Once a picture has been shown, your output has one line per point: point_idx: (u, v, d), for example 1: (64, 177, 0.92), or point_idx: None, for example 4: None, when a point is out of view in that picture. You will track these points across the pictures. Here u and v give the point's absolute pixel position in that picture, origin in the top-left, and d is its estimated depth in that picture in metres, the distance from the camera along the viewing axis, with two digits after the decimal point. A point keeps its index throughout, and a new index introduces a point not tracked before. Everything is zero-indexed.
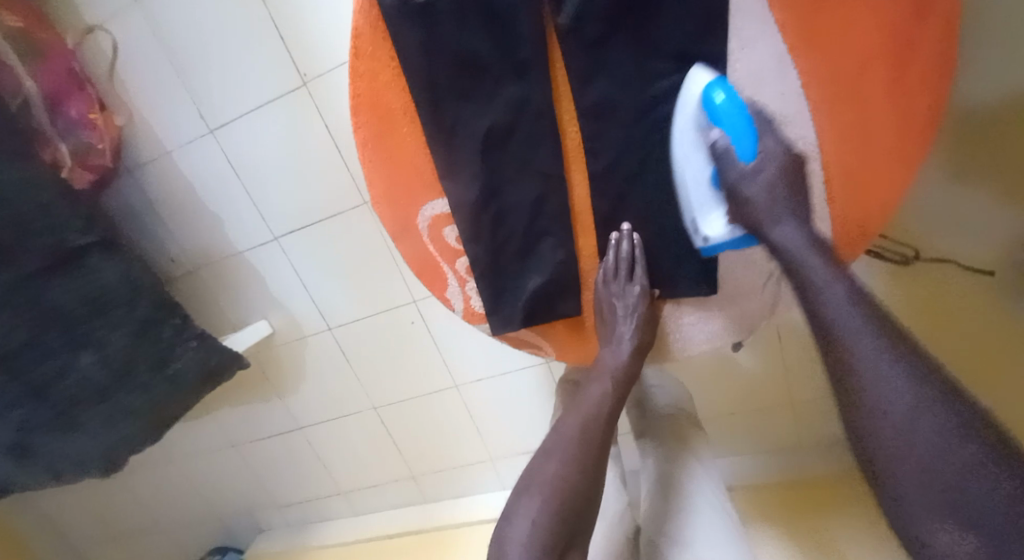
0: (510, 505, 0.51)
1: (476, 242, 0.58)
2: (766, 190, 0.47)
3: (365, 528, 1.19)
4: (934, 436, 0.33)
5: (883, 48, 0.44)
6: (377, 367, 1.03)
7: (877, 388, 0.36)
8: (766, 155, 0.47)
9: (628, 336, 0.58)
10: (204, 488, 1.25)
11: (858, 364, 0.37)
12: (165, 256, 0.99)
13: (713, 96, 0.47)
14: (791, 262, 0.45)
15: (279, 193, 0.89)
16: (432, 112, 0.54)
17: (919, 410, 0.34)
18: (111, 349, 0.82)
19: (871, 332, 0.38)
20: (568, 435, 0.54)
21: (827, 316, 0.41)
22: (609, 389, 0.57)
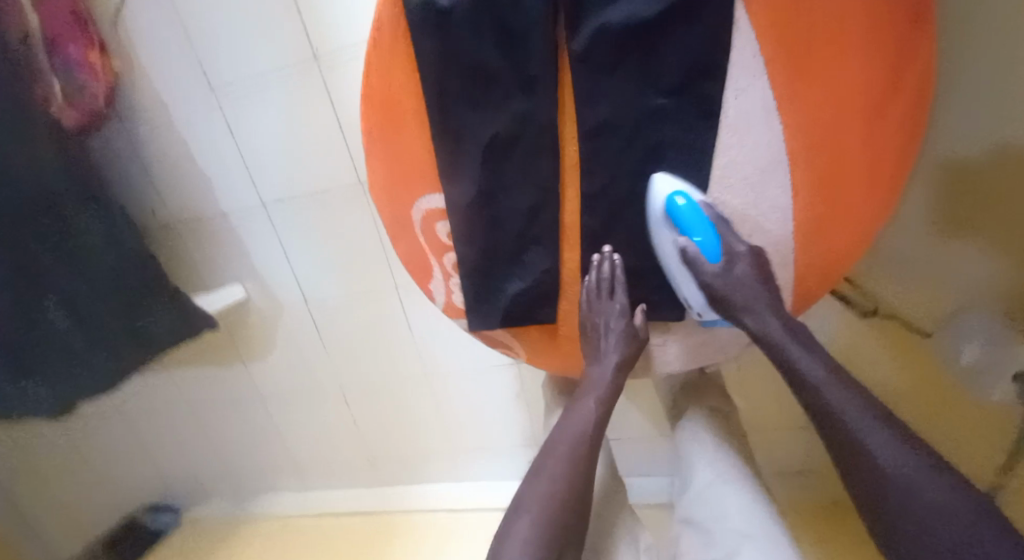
0: (507, 519, 0.57)
1: (466, 241, 0.61)
2: (744, 275, 0.55)
3: (315, 506, 1.20)
4: (903, 460, 0.45)
5: (858, 107, 0.49)
6: (349, 349, 1.04)
7: (862, 432, 0.47)
8: (732, 253, 0.55)
9: (611, 357, 0.64)
10: (152, 451, 1.23)
11: (839, 415, 0.48)
12: (147, 209, 0.97)
13: (677, 201, 0.54)
14: (769, 336, 0.55)
15: (274, 165, 0.89)
16: (439, 113, 0.56)
17: (888, 442, 0.46)
18: (79, 300, 0.81)
19: (843, 386, 0.50)
20: (562, 446, 0.62)
21: (809, 385, 0.52)
22: (596, 405, 0.65)
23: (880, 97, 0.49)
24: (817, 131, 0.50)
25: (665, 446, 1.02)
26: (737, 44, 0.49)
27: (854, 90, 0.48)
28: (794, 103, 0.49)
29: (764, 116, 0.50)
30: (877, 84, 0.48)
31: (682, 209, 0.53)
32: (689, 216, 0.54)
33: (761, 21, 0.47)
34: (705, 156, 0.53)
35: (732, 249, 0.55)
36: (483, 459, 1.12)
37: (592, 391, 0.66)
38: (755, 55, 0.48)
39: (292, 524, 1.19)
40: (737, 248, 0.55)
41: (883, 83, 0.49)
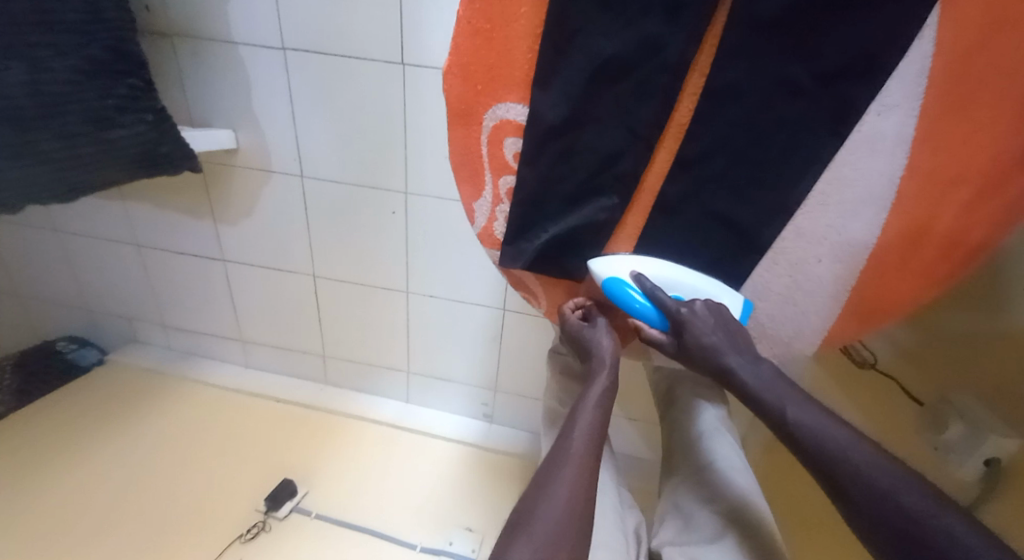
0: (501, 545, 0.44)
1: (535, 163, 0.54)
2: (703, 337, 0.51)
3: (250, 384, 1.14)
4: (902, 486, 0.39)
5: (997, 116, 0.44)
6: (333, 238, 0.95)
7: (848, 456, 0.41)
8: (677, 319, 0.52)
9: (603, 365, 0.57)
10: (85, 276, 1.11)
11: (806, 428, 0.44)
12: (141, 3, 0.81)
13: (618, 286, 0.54)
14: (751, 389, 0.49)
15: (312, 6, 0.76)
16: (557, 9, 0.47)
17: (869, 455, 0.41)
18: (48, 71, 0.65)
19: (805, 404, 0.47)
20: (568, 464, 0.49)
21: (779, 408, 0.47)
22: (599, 407, 0.54)
23: (1006, 165, 0.45)
24: (919, 199, 0.48)
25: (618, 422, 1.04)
26: (906, 55, 0.44)
27: (975, 159, 0.46)
28: (925, 149, 0.47)
29: (892, 147, 0.47)
30: (1006, 149, 0.45)
31: (626, 297, 0.54)
32: (631, 297, 0.54)
33: (948, 41, 0.43)
34: (820, 165, 0.49)
35: (672, 315, 0.53)
36: (437, 389, 1.09)
37: (596, 393, 0.55)
38: (918, 75, 0.45)
39: (220, 395, 1.12)
40: (677, 312, 0.52)
41: (1010, 150, 0.45)
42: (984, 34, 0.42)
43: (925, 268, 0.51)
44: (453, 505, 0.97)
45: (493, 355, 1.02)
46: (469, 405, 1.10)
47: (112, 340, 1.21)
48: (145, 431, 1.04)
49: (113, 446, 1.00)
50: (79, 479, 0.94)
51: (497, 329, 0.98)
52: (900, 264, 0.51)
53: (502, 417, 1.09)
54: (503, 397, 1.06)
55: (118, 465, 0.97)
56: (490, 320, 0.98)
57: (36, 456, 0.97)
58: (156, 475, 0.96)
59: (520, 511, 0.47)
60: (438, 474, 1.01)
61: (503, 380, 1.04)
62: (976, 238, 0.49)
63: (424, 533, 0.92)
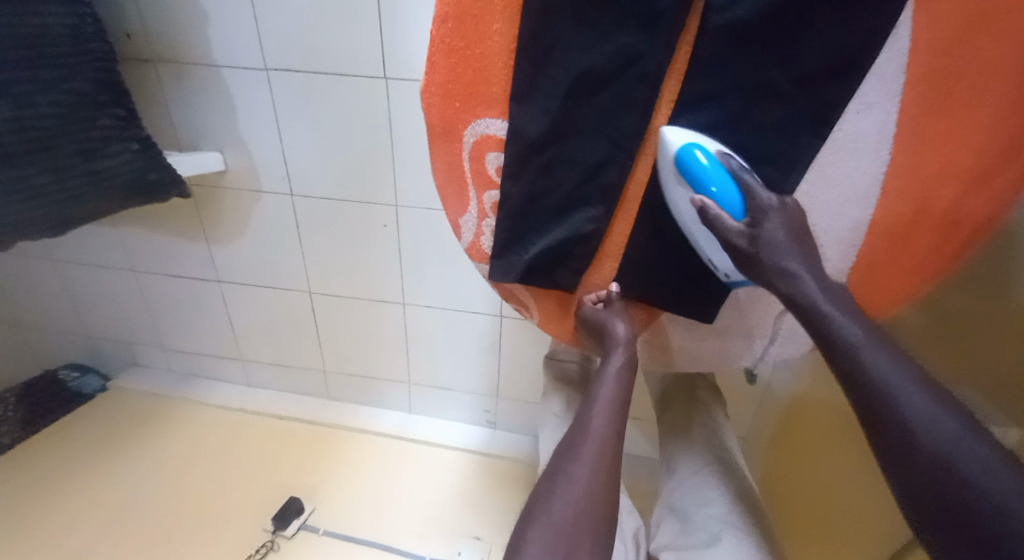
0: (517, 536, 0.44)
1: (517, 177, 0.54)
2: (779, 233, 0.45)
3: (253, 402, 1.14)
4: (937, 421, 0.35)
5: (977, 113, 0.44)
6: (327, 254, 0.95)
7: (890, 381, 0.38)
8: (758, 207, 0.47)
9: (619, 341, 0.56)
10: (84, 304, 1.12)
11: (871, 373, 0.38)
12: (123, 31, 0.81)
13: (694, 155, 0.47)
14: (802, 299, 0.44)
15: (290, 25, 0.76)
16: (531, 24, 0.47)
17: (931, 408, 0.36)
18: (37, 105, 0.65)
19: (877, 343, 0.40)
20: (584, 444, 0.48)
21: (824, 319, 0.42)
22: (616, 393, 0.53)
23: (992, 159, 0.44)
24: (908, 190, 0.47)
25: None
26: (882, 53, 0.44)
27: (959, 156, 0.45)
28: (909, 143, 0.46)
29: (875, 144, 0.47)
30: (991, 143, 0.44)
31: (703, 163, 0.46)
32: (711, 166, 0.46)
33: (924, 41, 0.43)
34: (804, 166, 0.48)
35: (756, 199, 0.47)
36: (438, 398, 1.09)
37: (612, 371, 0.55)
38: (897, 72, 0.44)
39: (223, 415, 1.13)
40: (764, 199, 0.47)
41: (993, 144, 0.44)
42: (954, 34, 0.42)
43: (920, 256, 0.50)
44: (460, 513, 0.97)
45: (492, 362, 1.02)
46: (471, 412, 1.10)
47: (114, 366, 1.22)
48: (150, 455, 1.04)
49: (121, 472, 1.01)
50: (89, 507, 0.95)
51: (494, 336, 0.98)
52: (891, 264, 0.51)
53: (505, 423, 1.09)
54: (505, 403, 1.06)
55: (126, 490, 0.98)
56: (486, 327, 0.97)
57: (46, 484, 0.98)
58: (165, 498, 0.97)
59: (534, 498, 0.47)
60: (445, 484, 1.01)
61: (503, 386, 1.04)
62: (970, 221, 0.48)
63: (432, 544, 0.92)
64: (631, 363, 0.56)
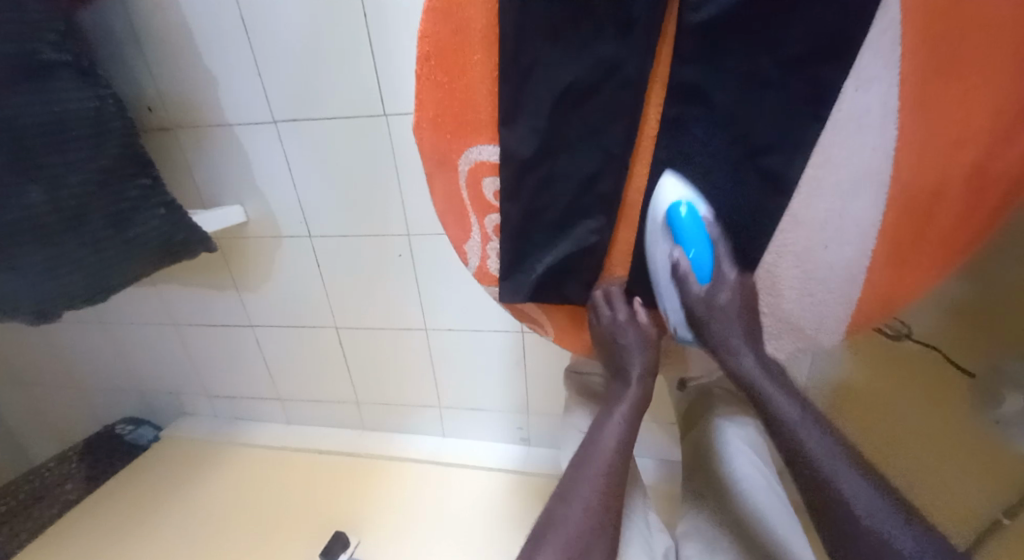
0: (532, 545, 0.49)
1: (513, 199, 0.54)
2: (724, 303, 0.55)
3: (295, 439, 1.17)
4: (874, 512, 0.43)
5: (986, 79, 0.42)
6: (348, 289, 0.98)
7: (834, 472, 0.45)
8: (720, 278, 0.56)
9: (640, 373, 0.59)
10: (132, 360, 1.18)
11: (843, 495, 0.44)
12: (142, 103, 0.87)
13: (678, 211, 0.53)
14: (743, 369, 0.53)
15: (292, 78, 0.79)
16: (509, 45, 0.48)
17: (872, 503, 0.43)
18: (66, 183, 0.69)
19: (843, 464, 0.46)
20: (592, 464, 0.53)
21: (773, 403, 0.50)
22: (627, 419, 0.56)
23: (1008, 121, 0.42)
24: (931, 153, 0.45)
25: (660, 433, 1.00)
26: (874, 26, 0.42)
27: (973, 123, 0.43)
28: (916, 119, 0.45)
29: (879, 119, 0.45)
30: (1003, 103, 0.42)
31: (687, 226, 0.53)
32: (692, 229, 0.53)
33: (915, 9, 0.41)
34: (806, 151, 0.47)
35: (723, 277, 0.56)
36: (471, 419, 1.10)
37: (623, 397, 0.58)
38: (895, 44, 0.42)
39: (268, 454, 1.16)
40: (729, 276, 0.56)
41: (1004, 105, 0.42)
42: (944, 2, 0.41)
43: (946, 232, 0.48)
44: (502, 531, 0.96)
45: (519, 378, 1.01)
46: (505, 430, 1.09)
47: (165, 416, 1.27)
48: (202, 497, 1.08)
49: (178, 515, 1.05)
50: (151, 551, 0.99)
51: (518, 352, 0.98)
52: (918, 239, 0.49)
53: (539, 439, 1.08)
54: (536, 418, 1.05)
55: (185, 531, 1.02)
56: (509, 344, 0.98)
57: (111, 532, 1.03)
58: (219, 537, 1.00)
59: (547, 517, 0.51)
60: (485, 504, 1.01)
61: (533, 401, 1.04)
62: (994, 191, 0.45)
63: None
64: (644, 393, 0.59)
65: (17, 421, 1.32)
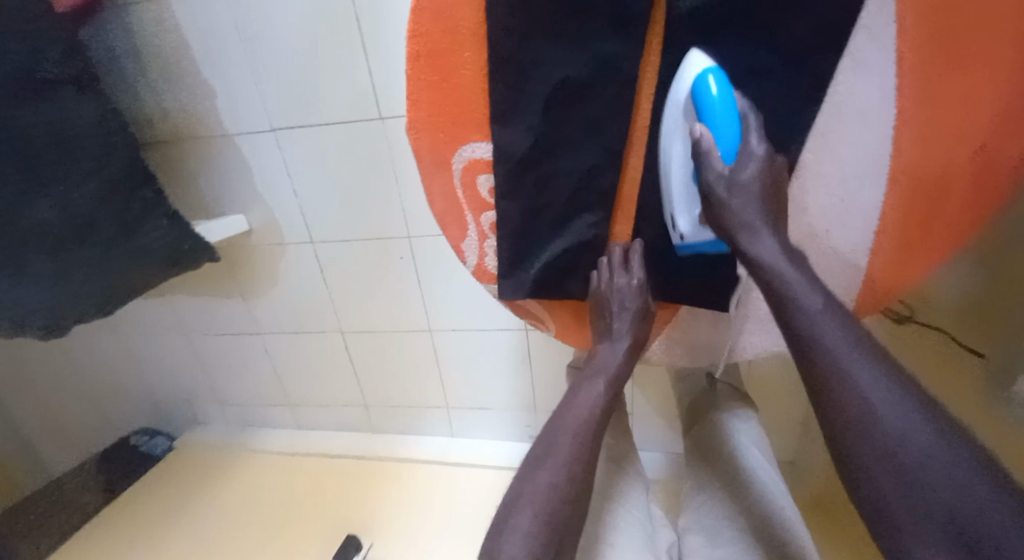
0: (501, 514, 0.45)
1: (510, 196, 0.54)
2: (750, 178, 0.44)
3: (305, 444, 1.18)
4: (929, 453, 0.32)
5: (992, 49, 0.40)
6: (352, 292, 0.98)
7: (874, 400, 0.34)
8: (747, 153, 0.45)
9: (625, 335, 0.57)
10: (145, 371, 1.20)
11: (854, 390, 0.35)
12: (143, 116, 0.88)
13: (706, 83, 0.44)
14: (769, 273, 0.43)
15: (289, 84, 0.80)
16: (500, 42, 0.48)
17: (926, 439, 0.32)
18: (75, 200, 0.71)
19: (861, 354, 0.37)
20: (560, 431, 0.50)
21: (800, 322, 0.40)
22: (601, 389, 0.55)
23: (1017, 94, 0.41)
24: (935, 130, 0.44)
25: (668, 427, 0.99)
26: (866, 7, 0.42)
27: (980, 97, 0.42)
28: (916, 95, 0.43)
29: (879, 99, 0.44)
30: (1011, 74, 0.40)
31: (712, 98, 0.44)
32: (719, 99, 0.44)
33: None
34: (801, 136, 0.46)
35: (753, 153, 0.45)
36: (478, 419, 1.10)
37: (599, 372, 0.56)
38: (889, 22, 0.42)
39: (278, 460, 1.17)
40: (759, 148, 0.45)
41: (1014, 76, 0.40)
42: None
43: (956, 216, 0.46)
44: None
45: (525, 377, 1.01)
46: (513, 429, 1.09)
47: (177, 426, 1.29)
48: (216, 503, 1.10)
49: (193, 521, 1.06)
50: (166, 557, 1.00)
51: (523, 351, 0.98)
52: (929, 224, 0.47)
53: None
54: (544, 416, 1.05)
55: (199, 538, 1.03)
56: (513, 342, 0.98)
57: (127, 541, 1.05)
58: (233, 542, 1.01)
59: (515, 486, 0.47)
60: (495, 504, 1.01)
61: (540, 399, 1.03)
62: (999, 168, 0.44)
63: None
64: (622, 371, 0.57)
65: None
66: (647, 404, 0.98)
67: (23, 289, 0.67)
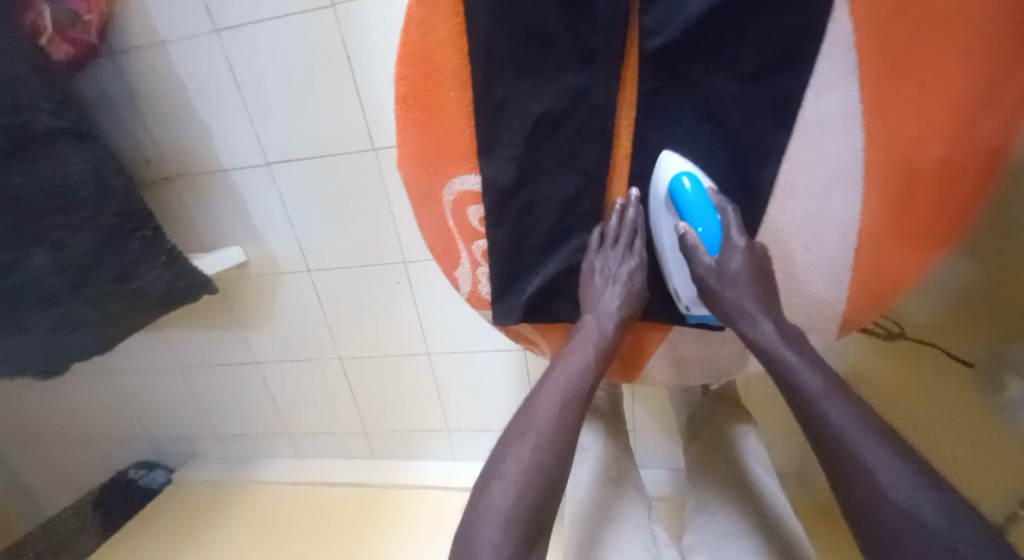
0: (478, 488, 0.45)
1: (498, 225, 0.56)
2: (735, 289, 0.47)
3: (306, 474, 1.18)
4: (923, 506, 0.33)
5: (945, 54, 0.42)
6: (349, 320, 1.00)
7: (868, 457, 0.36)
8: (729, 248, 0.49)
9: (613, 305, 0.54)
10: (144, 406, 1.20)
11: (858, 462, 0.36)
12: (141, 156, 0.90)
13: (681, 184, 0.50)
14: (762, 342, 0.45)
15: (282, 121, 0.82)
16: (483, 80, 0.50)
17: (918, 495, 0.34)
18: (71, 248, 0.72)
19: (858, 419, 0.38)
20: (541, 402, 0.49)
21: (795, 382, 0.42)
22: (580, 360, 0.51)
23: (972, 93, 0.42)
24: (902, 141, 0.46)
25: (668, 443, 1.00)
26: (827, 38, 0.44)
27: (939, 104, 0.43)
28: (881, 115, 0.45)
29: (844, 121, 0.46)
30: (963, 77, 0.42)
31: (686, 198, 0.50)
32: (691, 200, 0.50)
33: (863, 13, 0.43)
34: (774, 159, 0.49)
35: (737, 247, 0.48)
36: (479, 441, 1.10)
37: (582, 343, 0.52)
38: (849, 50, 0.44)
39: (279, 490, 1.16)
40: (740, 243, 0.48)
41: (968, 75, 0.42)
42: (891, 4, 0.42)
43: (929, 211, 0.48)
44: None
45: (523, 397, 1.02)
46: None
47: (176, 460, 1.28)
48: (218, 537, 1.09)
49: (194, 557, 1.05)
50: None
51: (520, 371, 0.99)
52: (908, 221, 0.48)
53: None
54: None
55: None
56: (510, 364, 0.99)
57: None
58: None
59: (496, 459, 0.47)
60: None
61: None
62: (972, 157, 0.45)
63: None
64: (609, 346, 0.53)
65: (29, 475, 1.32)
66: (646, 420, 0.98)
67: (23, 339, 0.69)
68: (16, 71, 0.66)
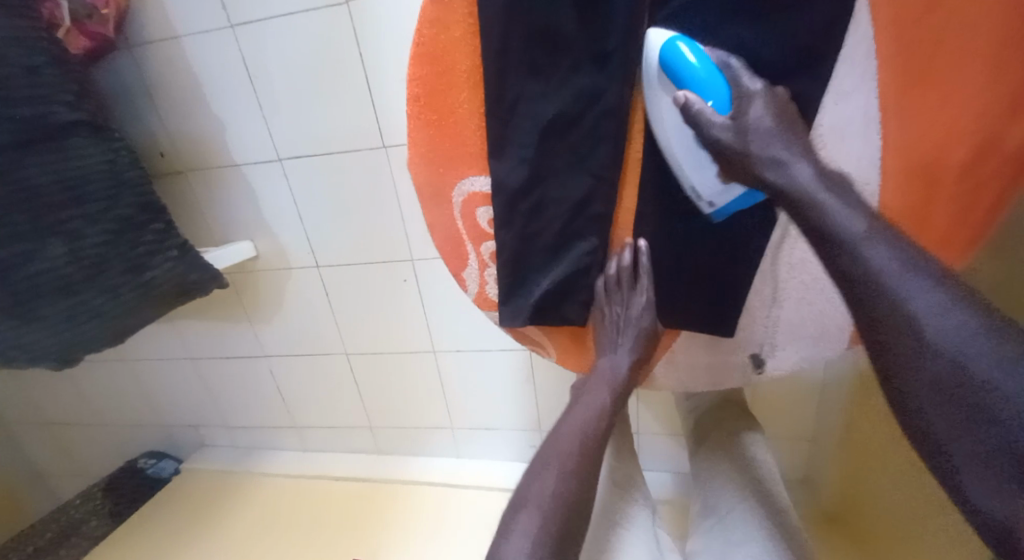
0: (503, 524, 0.48)
1: (507, 226, 0.55)
2: (766, 125, 0.43)
3: (311, 468, 1.19)
4: (976, 346, 0.30)
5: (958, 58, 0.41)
6: (357, 315, 1.00)
7: (915, 302, 0.32)
8: (744, 95, 0.44)
9: (625, 348, 0.60)
10: (154, 396, 1.21)
11: (900, 308, 0.33)
12: (155, 150, 0.90)
13: (680, 53, 0.44)
14: (793, 188, 0.41)
15: (294, 116, 0.82)
16: (495, 81, 0.50)
17: (973, 334, 0.30)
18: (85, 240, 0.73)
19: (906, 263, 0.34)
20: (562, 443, 0.54)
21: (832, 229, 0.38)
22: (596, 405, 0.58)
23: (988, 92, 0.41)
24: (925, 147, 0.44)
25: (674, 446, 0.99)
26: (847, 43, 0.43)
27: (956, 109, 0.42)
28: (902, 121, 0.44)
29: (863, 128, 0.45)
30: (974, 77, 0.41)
31: (687, 66, 0.44)
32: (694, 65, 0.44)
33: (887, 15, 0.42)
34: None
35: (751, 94, 0.44)
36: (484, 439, 1.10)
37: (598, 389, 0.59)
38: (869, 57, 0.43)
39: (285, 483, 1.17)
40: (751, 86, 0.44)
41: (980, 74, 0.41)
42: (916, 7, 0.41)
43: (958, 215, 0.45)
44: None
45: (529, 397, 1.02)
46: (518, 449, 1.10)
47: (185, 449, 1.30)
48: (223, 527, 1.10)
49: (200, 547, 1.07)
50: None
51: (527, 371, 0.99)
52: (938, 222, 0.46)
53: None
54: None
55: None
56: (516, 363, 0.98)
57: None
58: None
59: (519, 494, 0.51)
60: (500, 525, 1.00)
61: (545, 419, 1.04)
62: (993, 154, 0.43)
63: None
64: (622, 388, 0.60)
65: (42, 460, 1.35)
66: (652, 423, 0.98)
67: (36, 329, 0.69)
68: (31, 63, 0.67)
